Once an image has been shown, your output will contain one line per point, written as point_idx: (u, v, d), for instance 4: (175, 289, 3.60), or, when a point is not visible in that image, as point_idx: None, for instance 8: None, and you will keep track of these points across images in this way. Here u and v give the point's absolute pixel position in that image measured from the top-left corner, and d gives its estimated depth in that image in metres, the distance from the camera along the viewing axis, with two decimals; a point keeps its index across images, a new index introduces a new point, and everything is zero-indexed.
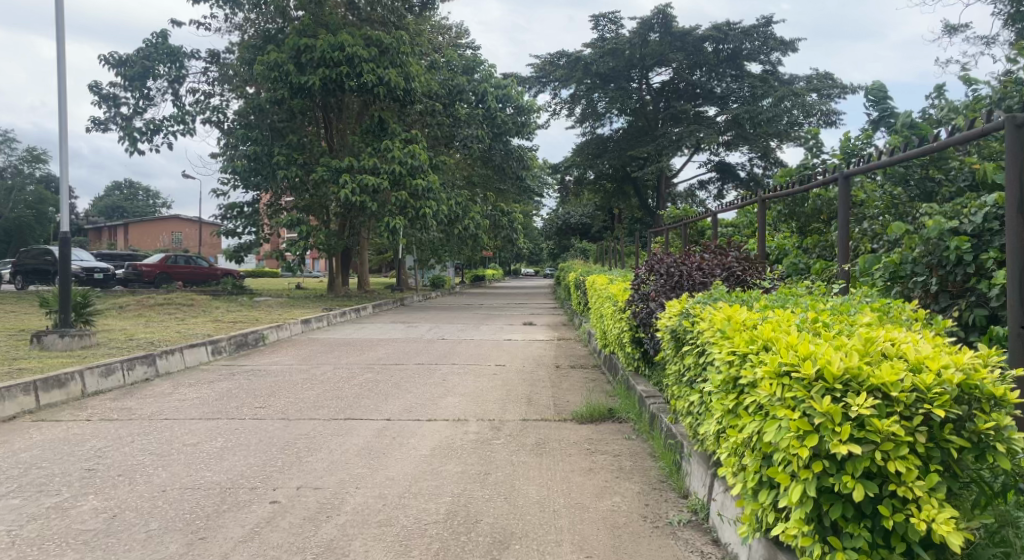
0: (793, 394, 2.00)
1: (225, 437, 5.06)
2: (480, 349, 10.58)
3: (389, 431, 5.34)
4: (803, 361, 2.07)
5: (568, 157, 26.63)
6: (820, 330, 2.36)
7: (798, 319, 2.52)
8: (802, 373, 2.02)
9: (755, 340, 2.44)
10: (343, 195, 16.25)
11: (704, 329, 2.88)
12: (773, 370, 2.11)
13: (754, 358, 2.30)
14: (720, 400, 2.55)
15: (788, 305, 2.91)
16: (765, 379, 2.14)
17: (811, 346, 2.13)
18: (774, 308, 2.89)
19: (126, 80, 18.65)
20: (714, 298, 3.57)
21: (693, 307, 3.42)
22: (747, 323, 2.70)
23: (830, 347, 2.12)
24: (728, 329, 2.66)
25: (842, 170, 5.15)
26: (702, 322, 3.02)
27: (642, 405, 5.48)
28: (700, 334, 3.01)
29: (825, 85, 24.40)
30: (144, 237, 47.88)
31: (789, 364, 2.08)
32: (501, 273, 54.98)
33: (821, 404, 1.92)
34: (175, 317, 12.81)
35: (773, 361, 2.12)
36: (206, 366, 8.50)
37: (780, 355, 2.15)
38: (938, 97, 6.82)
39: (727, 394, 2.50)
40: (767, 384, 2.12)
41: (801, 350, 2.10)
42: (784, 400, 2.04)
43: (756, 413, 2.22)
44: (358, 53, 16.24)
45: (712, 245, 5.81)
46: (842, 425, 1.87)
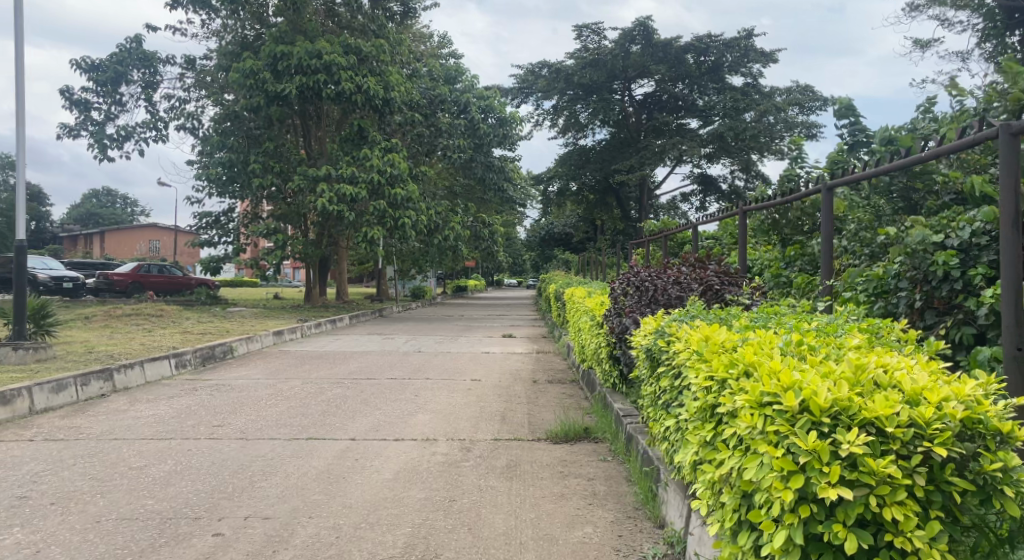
0: (773, 427, 1.77)
1: (174, 459, 4.76)
2: (456, 362, 10.31)
3: (352, 452, 5.06)
4: (784, 391, 1.84)
5: (550, 168, 26.55)
6: (804, 354, 2.13)
7: (782, 340, 2.29)
8: (783, 403, 1.80)
9: (734, 364, 2.20)
10: (320, 204, 15.93)
11: (680, 349, 2.65)
12: (752, 399, 1.89)
13: (733, 385, 2.07)
14: (697, 429, 2.32)
15: (771, 325, 2.68)
16: (744, 409, 1.91)
17: (795, 373, 1.90)
18: (755, 328, 2.66)
19: (98, 85, 18.27)
20: (691, 315, 3.34)
21: (668, 325, 3.20)
22: (726, 344, 2.46)
23: (816, 374, 1.90)
24: (705, 350, 2.43)
25: (825, 182, 4.96)
26: (678, 341, 2.79)
27: (618, 424, 5.26)
28: (676, 354, 2.78)
29: (806, 98, 24.53)
30: (119, 244, 47.08)
31: (769, 394, 1.85)
32: (483, 285, 54.79)
33: (806, 441, 1.69)
34: (142, 328, 12.41)
35: (751, 389, 1.89)
36: (168, 381, 8.16)
37: (759, 382, 1.93)
38: (924, 110, 6.72)
39: (704, 423, 2.27)
40: (744, 415, 1.89)
41: (783, 378, 1.87)
42: (764, 434, 1.81)
43: (736, 447, 1.98)
44: (337, 61, 16.06)
45: (690, 259, 5.63)
46: (830, 465, 1.64)
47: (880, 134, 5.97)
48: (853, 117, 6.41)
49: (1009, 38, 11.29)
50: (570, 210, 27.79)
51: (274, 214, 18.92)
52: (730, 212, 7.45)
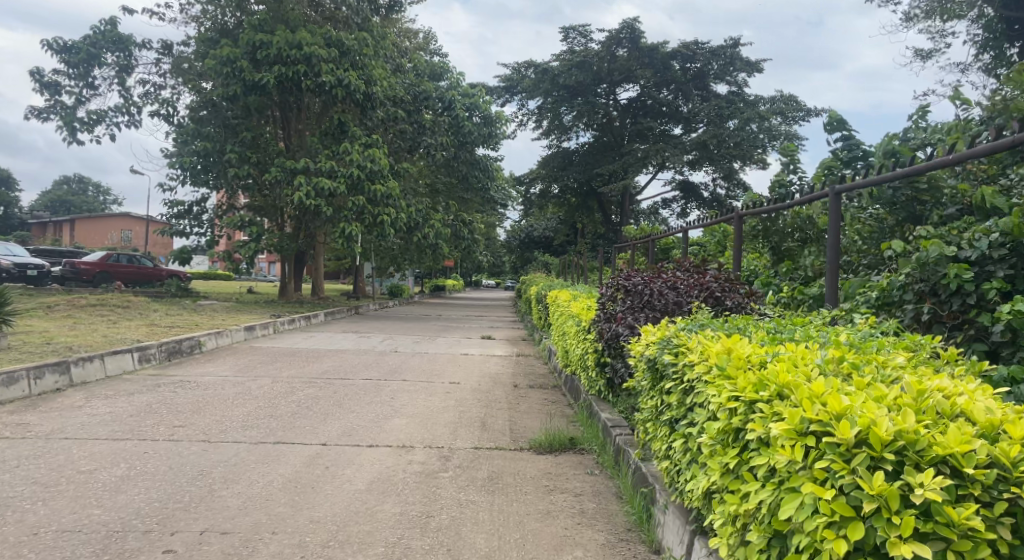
0: (825, 463, 1.60)
1: (128, 462, 4.39)
2: (434, 364, 9.98)
3: (322, 459, 4.72)
4: (835, 420, 1.67)
5: (533, 170, 26.32)
6: (848, 375, 1.93)
7: (818, 356, 2.08)
8: (836, 436, 1.63)
9: (766, 384, 1.96)
10: (297, 198, 15.47)
11: (694, 362, 2.40)
12: (792, 428, 1.71)
13: (765, 409, 1.85)
14: (714, 453, 2.09)
15: (795, 337, 2.46)
16: (783, 441, 1.72)
17: (844, 400, 1.72)
18: (779, 340, 2.43)
19: (69, 67, 17.63)
20: (699, 324, 3.09)
21: (676, 334, 2.94)
22: (752, 359, 2.20)
23: (870, 399, 1.73)
24: (727, 365, 2.17)
25: (832, 187, 4.61)
26: (690, 353, 2.54)
27: (606, 435, 4.99)
28: (686, 364, 2.55)
29: (790, 109, 24.55)
30: (89, 233, 45.90)
31: (815, 423, 1.68)
32: (461, 285, 54.43)
33: (870, 482, 1.52)
34: (107, 319, 11.89)
35: (794, 416, 1.71)
36: (129, 376, 7.73)
37: (804, 406, 1.74)
38: (918, 122, 6.52)
39: (725, 447, 2.04)
40: (785, 446, 1.71)
41: (833, 403, 1.70)
42: (812, 469, 1.63)
43: (768, 482, 1.77)
44: (317, 53, 15.61)
45: (686, 263, 5.37)
46: (900, 514, 1.48)
47: (881, 144, 5.67)
48: (844, 131, 6.13)
49: (1005, 52, 11.21)
50: (551, 212, 27.48)
51: (250, 206, 18.44)
52: (715, 217, 7.17)
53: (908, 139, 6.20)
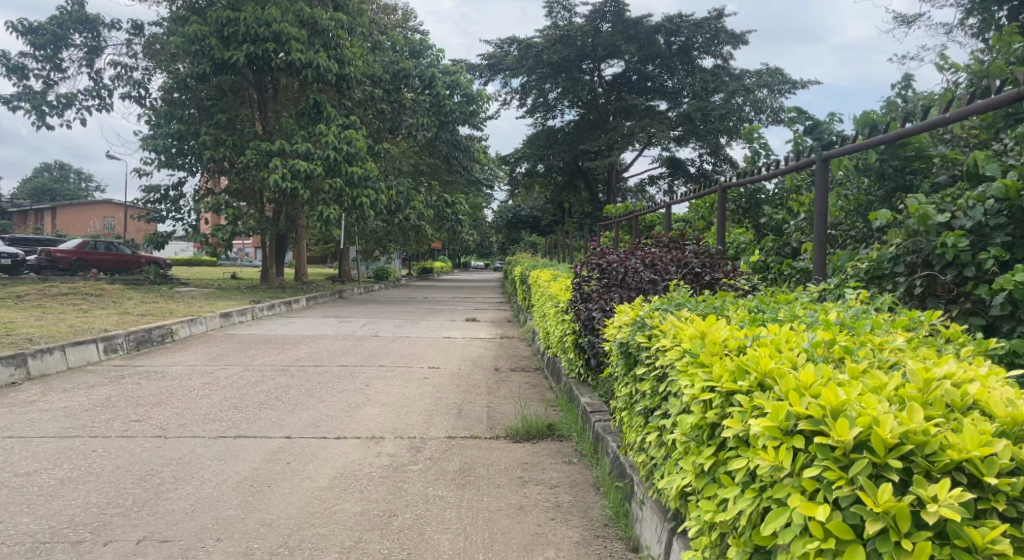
0: (818, 472, 1.36)
1: (73, 463, 4.11)
2: (414, 348, 9.71)
3: (284, 454, 4.46)
4: (829, 419, 1.43)
5: (518, 149, 25.89)
6: (842, 360, 1.69)
7: (807, 339, 1.83)
8: (829, 437, 1.39)
9: (746, 373, 1.70)
10: (272, 181, 15.06)
11: (667, 346, 2.14)
12: (778, 428, 1.46)
13: (746, 403, 1.59)
14: (690, 453, 1.83)
15: (781, 317, 2.21)
16: (766, 443, 1.48)
17: (839, 393, 1.47)
18: (761, 320, 2.17)
19: (36, 49, 16.99)
20: (676, 304, 2.81)
21: (649, 316, 2.66)
22: (731, 341, 1.94)
23: (873, 391, 1.49)
24: (701, 351, 1.90)
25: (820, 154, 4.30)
26: (663, 337, 2.27)
27: (585, 421, 4.75)
28: (659, 349, 2.27)
29: (776, 81, 24.14)
30: (71, 220, 45.08)
31: (804, 420, 1.44)
32: (449, 267, 54.07)
33: (875, 497, 1.28)
34: (78, 309, 11.53)
35: (779, 411, 1.48)
36: (93, 367, 7.42)
37: (790, 400, 1.50)
38: (899, 93, 6.25)
39: (700, 446, 1.78)
40: (768, 447, 1.47)
41: (828, 397, 1.46)
42: (800, 478, 1.40)
43: (751, 490, 1.52)
44: (287, 31, 15.12)
45: (663, 239, 5.07)
46: (913, 539, 1.24)
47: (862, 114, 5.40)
48: None
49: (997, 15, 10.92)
50: (538, 193, 27.09)
51: (228, 190, 17.98)
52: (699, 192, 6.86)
53: (893, 107, 5.92)
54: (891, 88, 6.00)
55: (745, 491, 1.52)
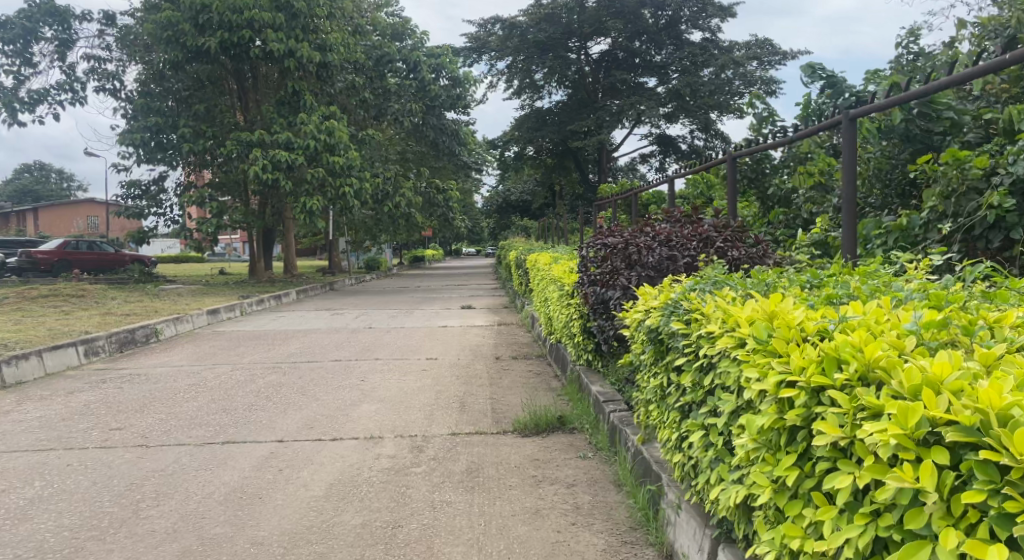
0: (985, 499, 1.12)
1: (45, 480, 3.77)
2: (410, 338, 9.38)
3: (276, 460, 4.14)
4: (988, 431, 1.17)
5: (506, 132, 25.45)
6: (964, 350, 1.43)
7: (909, 324, 1.56)
8: (992, 456, 1.14)
9: (844, 364, 1.42)
10: (253, 172, 14.67)
11: (720, 331, 1.84)
12: (908, 438, 1.22)
13: (860, 405, 1.32)
14: (766, 462, 1.55)
15: (853, 297, 1.93)
16: (903, 460, 1.21)
17: (997, 395, 1.21)
18: (829, 300, 1.89)
19: (5, 43, 16.35)
20: (711, 283, 2.50)
21: (685, 298, 2.35)
22: (807, 324, 1.65)
23: (1016, 385, 1.25)
24: (774, 338, 1.62)
25: (847, 112, 3.67)
26: (711, 320, 1.97)
27: (598, 412, 4.44)
28: (703, 335, 1.97)
29: (764, 53, 23.80)
30: (54, 221, 44.32)
31: (945, 428, 1.19)
32: (441, 255, 53.69)
33: None
34: (59, 311, 11.11)
35: (909, 414, 1.23)
36: (73, 372, 7.04)
37: (919, 401, 1.25)
38: (906, 51, 5.94)
39: (783, 453, 1.50)
40: (897, 462, 1.22)
41: (975, 397, 1.21)
42: (954, 505, 1.15)
43: (875, 516, 1.26)
44: (262, 16, 14.64)
45: (675, 213, 4.71)
46: None
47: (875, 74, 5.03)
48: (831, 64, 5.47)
49: None
50: (528, 176, 26.70)
51: (211, 183, 17.51)
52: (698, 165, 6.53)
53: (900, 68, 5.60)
54: (898, 47, 5.67)
55: (861, 518, 1.27)
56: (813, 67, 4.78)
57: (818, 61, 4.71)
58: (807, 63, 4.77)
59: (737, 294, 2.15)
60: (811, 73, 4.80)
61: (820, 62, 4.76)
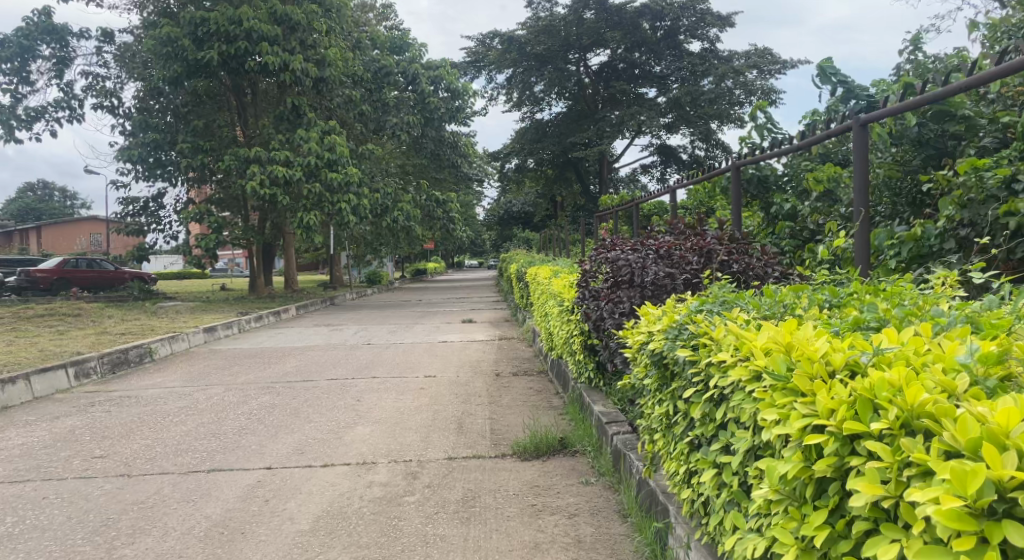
0: None
1: (17, 516, 3.57)
2: (410, 355, 9.18)
3: (263, 490, 3.94)
4: None
5: (507, 145, 25.33)
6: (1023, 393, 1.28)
7: (956, 357, 1.40)
8: None
9: (887, 410, 1.27)
10: (250, 188, 14.56)
11: (736, 361, 1.67)
12: (969, 506, 1.08)
13: (912, 462, 1.17)
14: (793, 518, 1.39)
15: (883, 322, 1.76)
16: (966, 533, 1.07)
17: None
18: (856, 328, 1.73)
19: (3, 61, 16.29)
20: (719, 302, 2.32)
21: (692, 318, 2.17)
22: (836, 358, 1.49)
23: None
24: (801, 373, 1.45)
25: (858, 117, 3.47)
26: (723, 346, 1.79)
27: (601, 434, 4.22)
28: (713, 363, 1.78)
29: (765, 62, 23.67)
30: (57, 239, 44.30)
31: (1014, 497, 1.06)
32: (444, 269, 53.52)
33: None
34: (53, 331, 10.94)
35: (968, 479, 1.08)
36: (61, 396, 6.85)
37: (980, 460, 1.11)
38: (912, 56, 5.78)
39: (815, 507, 1.34)
40: (954, 533, 1.09)
41: None
42: None
43: None
44: (261, 28, 14.57)
45: (678, 224, 4.48)
46: None
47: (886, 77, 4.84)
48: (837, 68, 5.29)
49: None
50: (529, 188, 26.58)
51: (210, 200, 17.39)
52: (698, 176, 6.35)
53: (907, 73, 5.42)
54: (904, 51, 5.49)
55: None
56: (825, 69, 4.64)
57: (832, 62, 4.56)
58: (821, 63, 4.63)
59: (749, 316, 1.96)
60: (823, 75, 4.65)
61: (832, 63, 4.61)
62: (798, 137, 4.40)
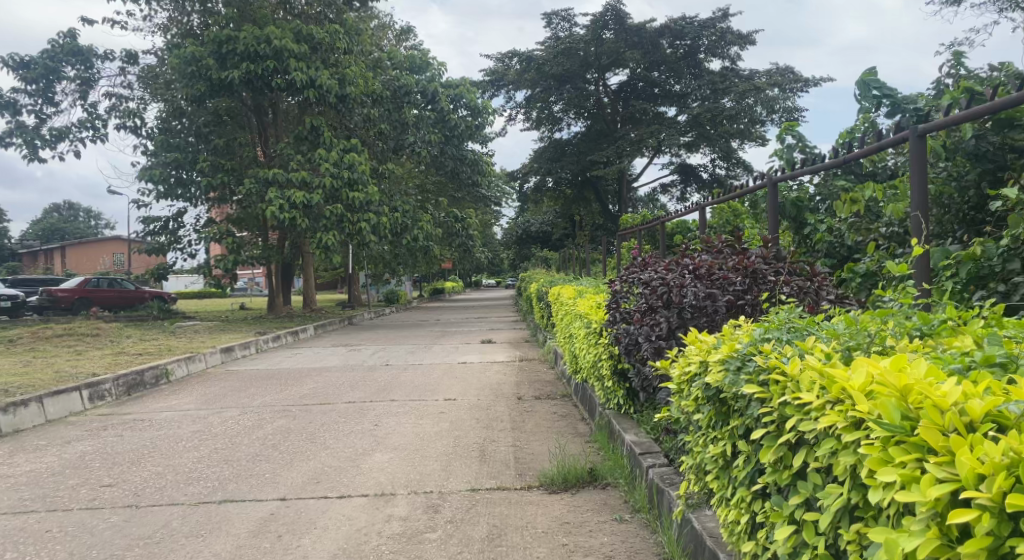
0: None
1: (17, 551, 3.37)
2: (429, 376, 8.96)
3: (276, 523, 3.72)
4: None
5: (526, 164, 25.22)
6: None
7: None
8: None
9: None
10: (269, 212, 14.52)
11: (827, 403, 1.47)
12: None
13: None
14: None
15: (1000, 361, 1.56)
16: None
17: None
18: (970, 369, 1.53)
19: (28, 83, 16.47)
20: (786, 331, 2.10)
21: (757, 348, 1.95)
22: (967, 408, 1.29)
23: None
24: (928, 424, 1.26)
25: (915, 128, 3.17)
26: (804, 382, 1.58)
27: (634, 465, 3.96)
28: (793, 404, 1.58)
29: (787, 80, 23.42)
30: (81, 259, 44.75)
31: None
32: (461, 288, 53.48)
33: None
34: (71, 351, 10.86)
35: None
36: (74, 419, 6.69)
37: None
38: (954, 67, 5.52)
39: None
40: None
41: None
42: None
43: None
44: (287, 47, 14.67)
45: (715, 242, 4.23)
46: None
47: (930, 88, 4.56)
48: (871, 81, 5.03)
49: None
50: (548, 207, 26.42)
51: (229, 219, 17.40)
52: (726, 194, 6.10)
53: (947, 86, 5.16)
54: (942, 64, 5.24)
55: None
56: (867, 83, 4.38)
57: (874, 76, 4.31)
58: (863, 78, 4.37)
59: (828, 348, 1.76)
60: (865, 88, 4.39)
61: (875, 77, 4.36)
62: (839, 152, 4.13)
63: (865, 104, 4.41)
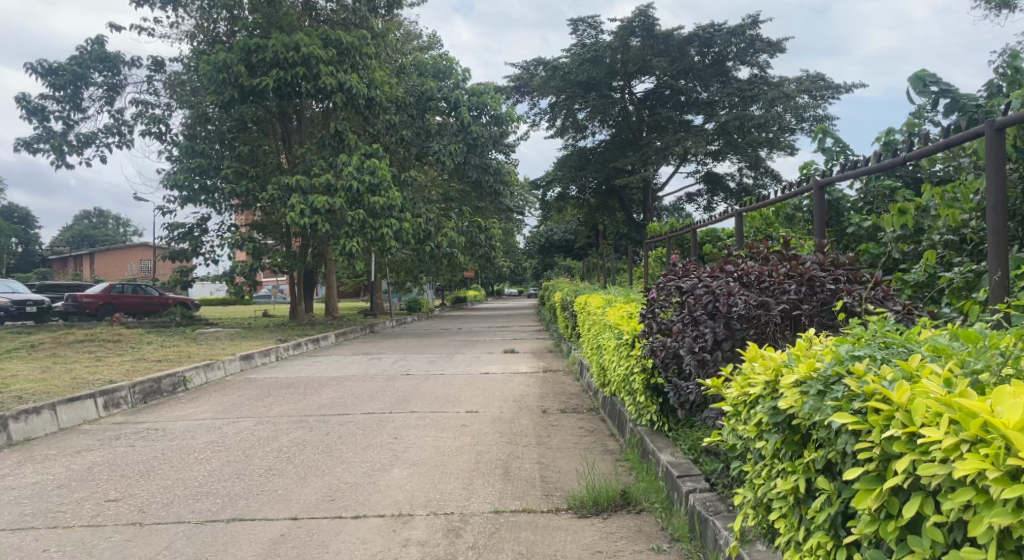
0: None
1: None
2: (450, 387, 8.70)
3: (287, 545, 3.47)
4: None
5: (549, 172, 24.92)
6: None
7: None
8: None
9: None
10: (291, 217, 14.42)
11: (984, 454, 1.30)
12: None
13: None
14: None
15: None
16: None
17: None
18: None
19: (56, 90, 16.61)
20: (874, 348, 1.91)
21: (850, 370, 1.76)
22: None
23: None
24: None
25: (993, 123, 2.77)
26: (940, 424, 1.41)
27: (672, 489, 3.65)
28: (927, 451, 1.40)
29: (817, 87, 22.93)
30: (109, 265, 45.25)
31: None
32: (483, 297, 53.23)
33: None
34: (91, 357, 10.77)
35: None
36: (87, 428, 6.52)
37: None
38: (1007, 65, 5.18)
39: None
40: None
41: None
42: None
43: None
44: (316, 53, 14.58)
45: (760, 248, 3.95)
46: None
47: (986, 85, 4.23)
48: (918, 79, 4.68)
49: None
50: (571, 215, 26.09)
51: (253, 225, 17.36)
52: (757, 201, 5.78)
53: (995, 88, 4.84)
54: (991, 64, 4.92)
55: None
56: (922, 78, 4.06)
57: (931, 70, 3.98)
58: (917, 73, 4.05)
59: (943, 376, 1.58)
60: (921, 84, 4.07)
61: (931, 72, 4.04)
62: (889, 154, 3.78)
63: (920, 101, 4.08)
